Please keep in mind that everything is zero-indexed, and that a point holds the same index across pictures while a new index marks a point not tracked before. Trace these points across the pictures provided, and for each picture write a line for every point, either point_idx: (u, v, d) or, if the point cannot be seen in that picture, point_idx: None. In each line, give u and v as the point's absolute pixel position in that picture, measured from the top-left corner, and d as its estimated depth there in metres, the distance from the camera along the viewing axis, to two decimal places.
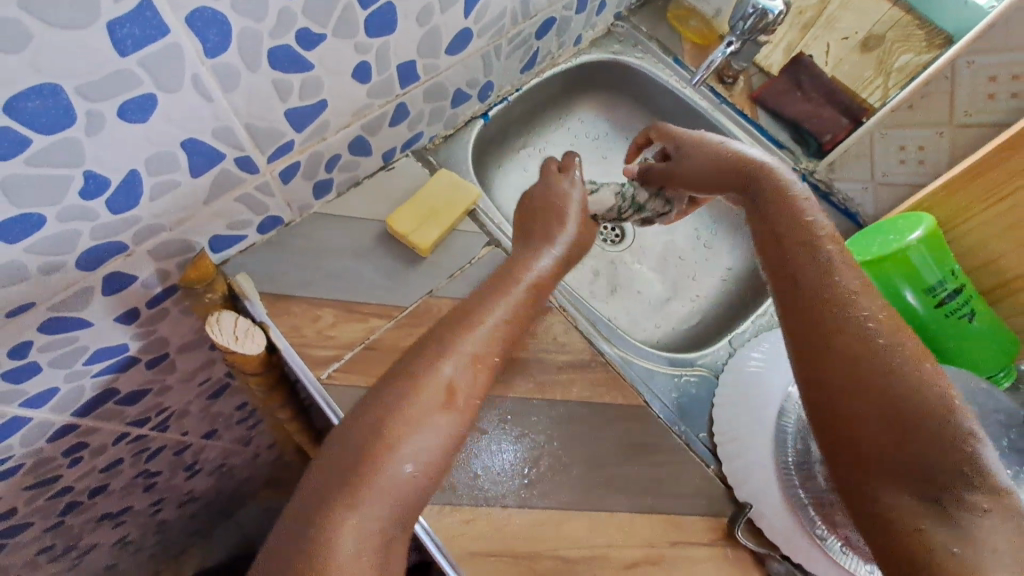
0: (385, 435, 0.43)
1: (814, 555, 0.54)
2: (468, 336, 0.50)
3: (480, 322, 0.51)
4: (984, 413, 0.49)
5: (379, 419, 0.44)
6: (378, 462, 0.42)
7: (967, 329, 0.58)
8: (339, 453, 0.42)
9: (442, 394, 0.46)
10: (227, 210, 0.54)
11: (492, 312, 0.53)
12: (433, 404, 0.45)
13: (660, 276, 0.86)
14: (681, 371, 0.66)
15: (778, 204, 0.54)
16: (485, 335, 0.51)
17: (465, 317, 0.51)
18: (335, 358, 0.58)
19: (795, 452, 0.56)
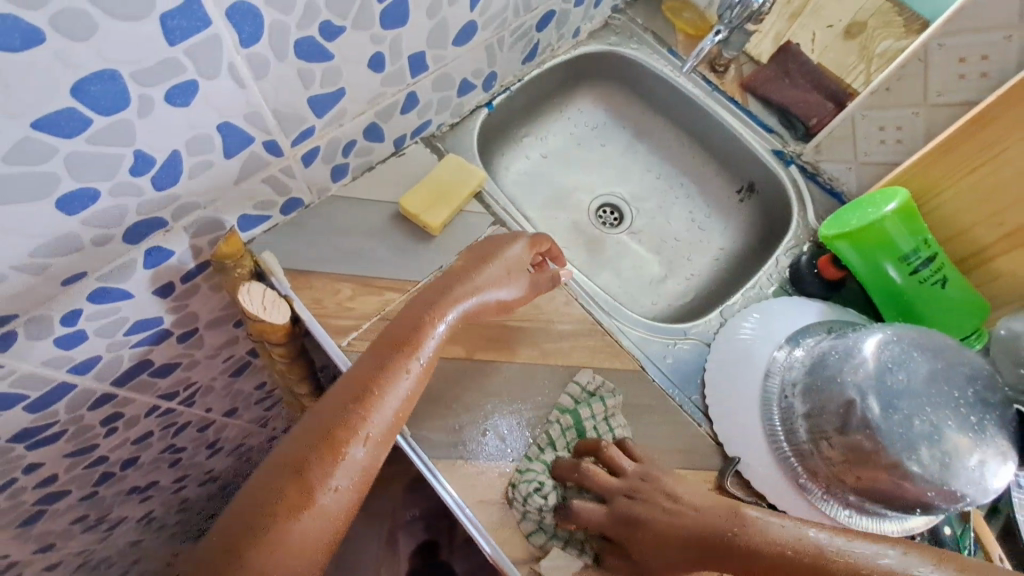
0: (267, 532, 0.44)
1: (798, 504, 0.58)
2: (356, 423, 0.49)
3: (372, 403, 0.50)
4: (953, 367, 0.53)
5: (263, 514, 0.45)
6: (261, 555, 0.44)
7: (939, 294, 0.63)
8: (223, 547, 0.44)
9: (324, 484, 0.47)
10: (254, 190, 0.59)
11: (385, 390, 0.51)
12: (309, 501, 0.46)
13: (656, 257, 0.92)
14: (674, 340, 0.70)
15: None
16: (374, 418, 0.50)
17: (350, 396, 0.50)
18: (354, 328, 0.63)
19: (780, 410, 0.61)
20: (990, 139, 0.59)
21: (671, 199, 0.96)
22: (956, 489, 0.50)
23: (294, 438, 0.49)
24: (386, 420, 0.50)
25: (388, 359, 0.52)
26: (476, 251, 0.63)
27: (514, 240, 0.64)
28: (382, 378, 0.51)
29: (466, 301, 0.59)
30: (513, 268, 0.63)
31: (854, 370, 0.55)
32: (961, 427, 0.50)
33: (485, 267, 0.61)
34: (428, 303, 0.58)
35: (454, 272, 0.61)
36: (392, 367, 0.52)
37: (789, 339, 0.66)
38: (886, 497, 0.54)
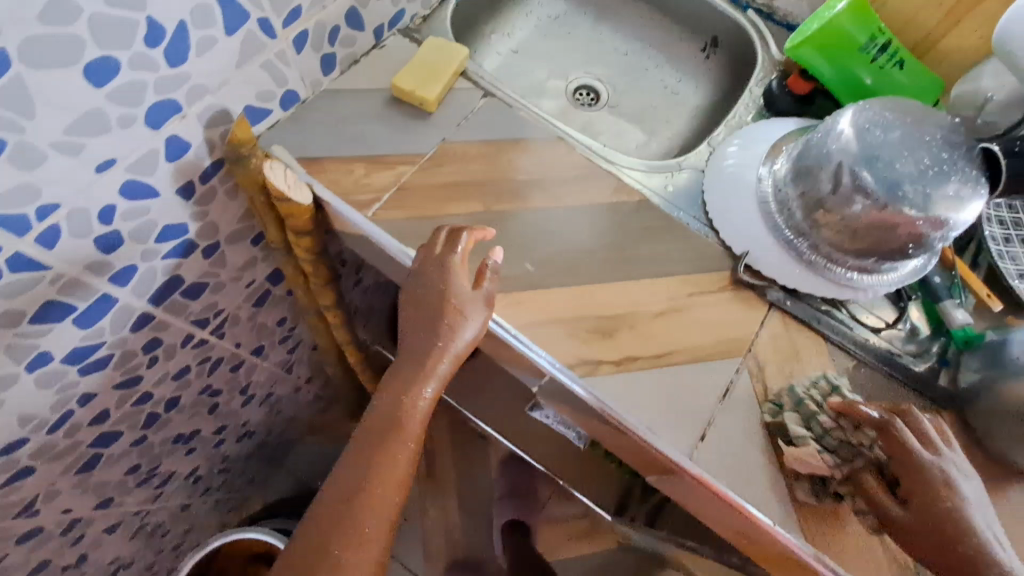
0: None
1: (804, 276, 0.65)
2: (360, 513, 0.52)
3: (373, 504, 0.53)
4: (922, 119, 0.60)
5: None
6: None
7: (896, 77, 0.69)
8: None
9: None
10: (255, 77, 0.61)
11: (383, 487, 0.54)
12: None
13: (637, 126, 0.96)
14: (671, 174, 0.74)
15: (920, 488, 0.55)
16: (382, 516, 0.53)
17: (356, 487, 0.53)
18: (375, 200, 0.66)
19: (777, 202, 0.67)
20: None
21: (642, 71, 1.00)
22: (937, 215, 0.57)
23: (304, 539, 0.52)
24: (389, 511, 0.54)
25: (378, 445, 0.55)
26: (424, 299, 0.60)
27: (450, 275, 0.59)
28: (379, 469, 0.54)
29: (445, 364, 0.58)
30: (467, 305, 0.59)
31: (835, 140, 0.61)
32: (933, 162, 0.57)
33: (450, 318, 0.58)
34: (407, 376, 0.58)
35: (415, 331, 0.59)
36: (389, 459, 0.54)
37: (774, 147, 0.72)
38: (879, 244, 0.60)
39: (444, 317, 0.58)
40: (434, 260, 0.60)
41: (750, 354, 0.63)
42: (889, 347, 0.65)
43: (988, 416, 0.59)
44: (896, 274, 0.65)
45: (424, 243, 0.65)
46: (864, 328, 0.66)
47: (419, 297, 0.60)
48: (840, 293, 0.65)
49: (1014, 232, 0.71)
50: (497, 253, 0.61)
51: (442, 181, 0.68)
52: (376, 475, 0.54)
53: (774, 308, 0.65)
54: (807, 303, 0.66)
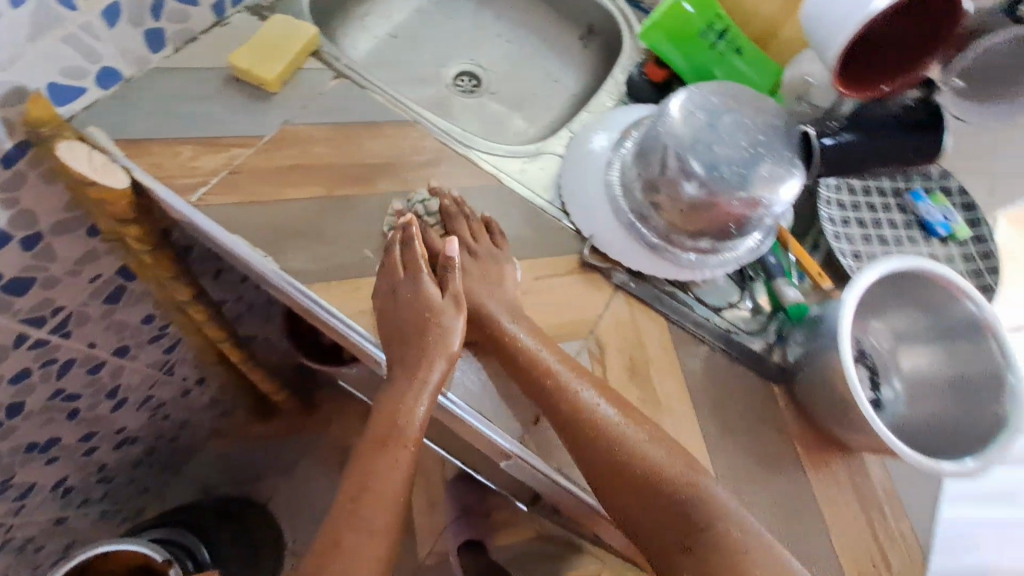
0: None
1: (646, 259, 0.66)
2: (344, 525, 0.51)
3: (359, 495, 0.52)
4: (744, 103, 0.62)
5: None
6: None
7: (735, 64, 0.72)
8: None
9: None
10: (57, 51, 0.57)
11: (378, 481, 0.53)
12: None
13: (517, 113, 0.95)
14: (529, 159, 0.74)
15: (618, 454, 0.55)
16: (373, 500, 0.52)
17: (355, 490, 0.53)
18: (201, 184, 0.62)
19: (620, 185, 0.68)
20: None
21: (524, 57, 1.00)
22: (754, 195, 0.59)
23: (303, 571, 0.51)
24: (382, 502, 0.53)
25: (371, 460, 0.54)
26: (407, 312, 0.58)
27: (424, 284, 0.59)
28: (378, 473, 0.53)
29: (438, 371, 0.56)
30: (444, 315, 0.59)
31: (664, 123, 0.62)
32: (749, 144, 0.60)
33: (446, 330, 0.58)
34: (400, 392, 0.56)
35: (405, 348, 0.57)
36: (385, 464, 0.54)
37: (627, 129, 0.73)
38: (711, 225, 0.63)
39: (438, 328, 0.58)
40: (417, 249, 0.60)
41: (592, 335, 0.64)
42: (728, 328, 0.67)
43: (808, 388, 0.62)
44: (734, 255, 0.67)
45: (256, 229, 0.61)
46: (705, 308, 0.68)
47: (396, 317, 0.58)
48: (680, 274, 0.67)
49: (851, 213, 0.76)
50: (452, 246, 0.61)
51: (280, 163, 0.65)
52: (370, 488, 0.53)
53: (619, 291, 0.67)
54: (652, 285, 0.67)
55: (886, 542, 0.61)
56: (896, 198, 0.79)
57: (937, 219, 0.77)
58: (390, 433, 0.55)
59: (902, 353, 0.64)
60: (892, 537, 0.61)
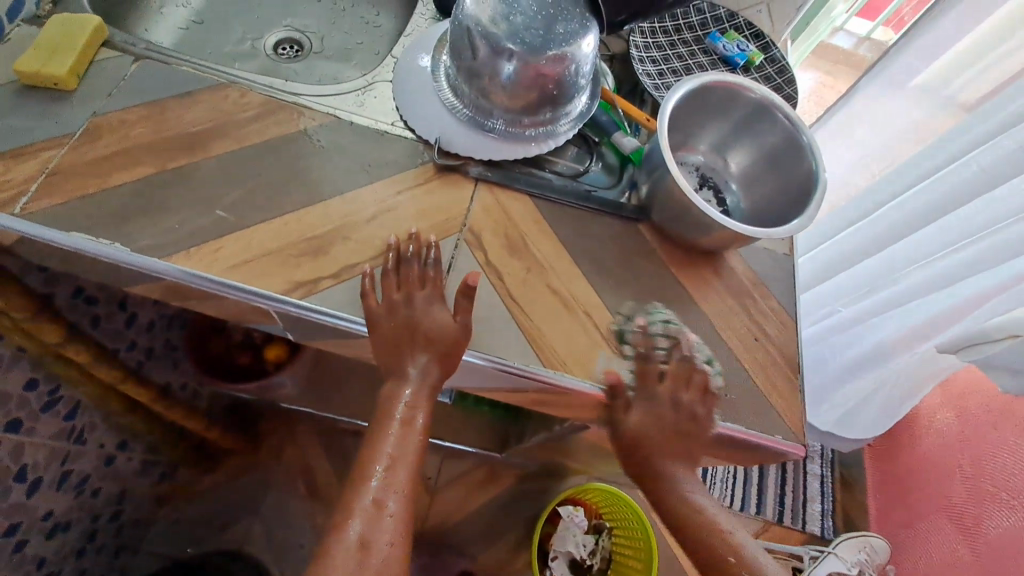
0: (334, 541, 0.54)
1: (495, 146, 0.70)
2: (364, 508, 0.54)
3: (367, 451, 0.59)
4: None
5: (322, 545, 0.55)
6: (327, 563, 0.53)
7: None
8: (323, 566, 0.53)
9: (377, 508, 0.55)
10: None
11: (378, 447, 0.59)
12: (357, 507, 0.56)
13: (348, 64, 0.96)
14: (362, 88, 0.75)
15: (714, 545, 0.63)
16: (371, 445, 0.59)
17: (362, 460, 0.59)
18: (19, 194, 0.58)
19: (449, 87, 0.72)
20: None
21: (340, 12, 1.00)
22: (557, 50, 0.63)
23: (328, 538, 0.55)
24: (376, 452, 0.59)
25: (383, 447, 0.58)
26: (400, 327, 0.60)
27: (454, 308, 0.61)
28: (379, 449, 0.59)
29: (426, 375, 0.60)
30: (436, 332, 0.60)
31: (461, 12, 0.66)
32: (542, 11, 0.64)
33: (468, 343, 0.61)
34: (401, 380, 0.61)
35: (398, 356, 0.61)
36: (386, 442, 0.59)
37: (441, 41, 0.78)
38: (533, 94, 0.67)
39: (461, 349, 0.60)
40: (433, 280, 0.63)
41: (467, 228, 0.67)
42: (588, 187, 0.73)
43: (664, 212, 0.69)
44: (569, 121, 0.72)
45: (96, 223, 0.59)
46: (562, 176, 0.73)
47: (398, 324, 0.60)
48: (529, 151, 0.71)
49: (664, 66, 0.84)
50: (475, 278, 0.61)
51: (101, 154, 0.62)
52: (376, 456, 0.58)
53: (480, 182, 0.70)
54: (508, 169, 0.72)
55: (760, 318, 0.70)
56: (699, 44, 0.88)
57: (734, 52, 0.87)
58: (402, 423, 0.60)
59: (733, 160, 0.73)
60: (764, 312, 0.70)
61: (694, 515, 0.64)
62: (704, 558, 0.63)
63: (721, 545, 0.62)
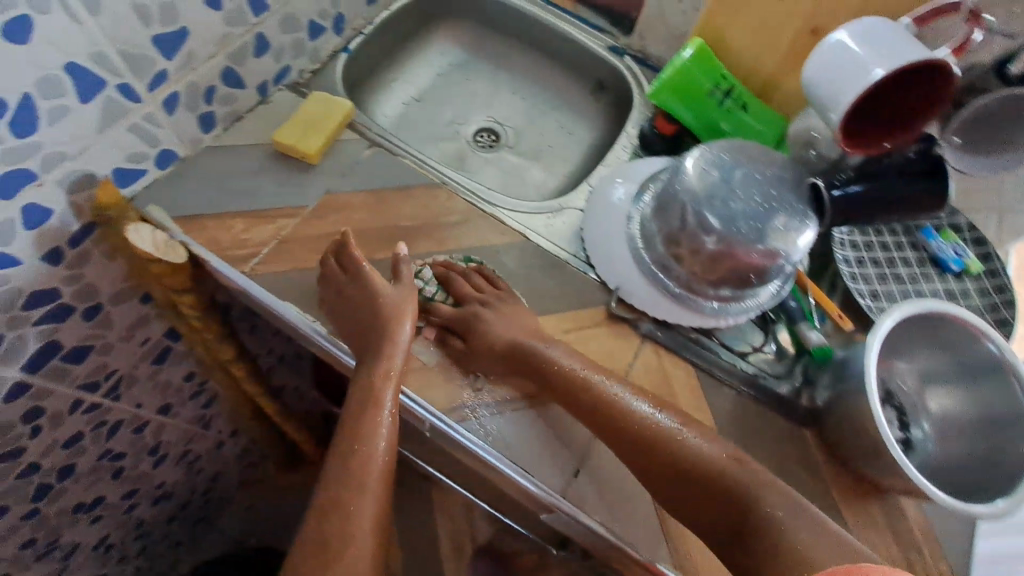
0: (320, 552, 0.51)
1: (673, 308, 0.68)
2: None
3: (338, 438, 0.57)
4: (753, 157, 0.67)
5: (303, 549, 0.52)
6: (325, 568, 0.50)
7: (744, 120, 0.76)
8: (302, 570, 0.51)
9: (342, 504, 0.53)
10: (121, 140, 0.62)
11: (347, 432, 0.57)
12: (332, 508, 0.53)
13: (536, 164, 1.00)
14: (552, 211, 0.79)
15: (728, 504, 0.54)
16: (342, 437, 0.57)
17: (337, 458, 0.56)
18: (254, 255, 0.67)
19: (640, 234, 0.72)
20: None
21: (540, 112, 1.05)
22: (770, 243, 0.62)
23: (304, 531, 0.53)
24: (348, 437, 0.57)
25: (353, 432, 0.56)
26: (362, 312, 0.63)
27: (373, 286, 0.63)
28: (355, 439, 0.56)
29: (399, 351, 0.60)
30: (391, 308, 0.63)
31: (679, 177, 0.67)
32: (763, 199, 0.63)
33: (512, 398, 0.64)
34: (371, 354, 0.60)
35: (367, 334, 0.62)
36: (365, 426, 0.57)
37: (643, 181, 0.78)
38: (727, 271, 0.66)
39: (385, 317, 0.62)
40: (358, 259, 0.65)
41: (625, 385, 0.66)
42: (755, 370, 0.69)
43: (840, 429, 0.63)
44: (756, 300, 0.69)
45: (307, 298, 0.66)
46: (731, 352, 0.70)
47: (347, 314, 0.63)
48: (706, 322, 0.68)
49: (865, 253, 0.78)
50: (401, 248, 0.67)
51: (324, 232, 0.70)
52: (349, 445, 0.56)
53: (647, 340, 0.69)
54: (679, 332, 0.69)
55: None
56: (908, 236, 0.81)
57: (948, 255, 0.79)
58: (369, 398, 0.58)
59: (929, 395, 0.66)
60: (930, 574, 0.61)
61: (607, 407, 0.60)
62: (676, 483, 0.56)
63: (665, 438, 0.57)
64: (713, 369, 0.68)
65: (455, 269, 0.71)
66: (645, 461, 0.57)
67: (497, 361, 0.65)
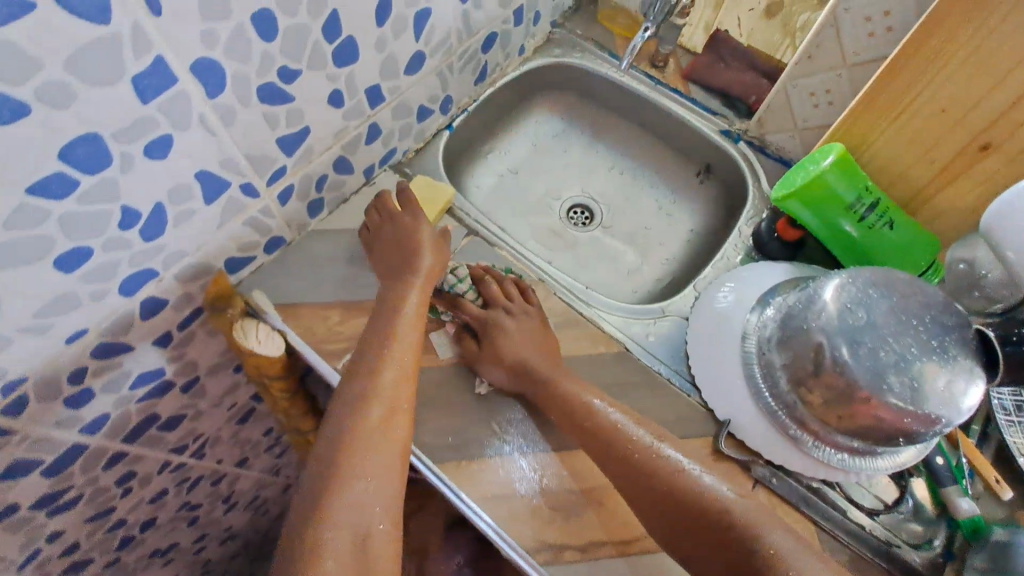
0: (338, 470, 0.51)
1: (793, 455, 0.62)
2: None
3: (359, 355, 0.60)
4: (908, 297, 0.57)
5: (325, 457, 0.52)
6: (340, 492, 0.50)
7: (887, 236, 0.68)
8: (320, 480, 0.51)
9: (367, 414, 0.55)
10: (237, 232, 0.63)
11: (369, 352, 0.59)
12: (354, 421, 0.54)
13: (631, 247, 0.95)
14: (653, 318, 0.74)
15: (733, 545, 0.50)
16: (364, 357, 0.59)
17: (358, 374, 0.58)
18: (347, 350, 0.67)
19: (760, 367, 0.64)
20: (926, 60, 0.60)
21: (638, 190, 1.00)
22: (926, 411, 0.53)
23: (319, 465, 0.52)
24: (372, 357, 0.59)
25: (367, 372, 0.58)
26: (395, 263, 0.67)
27: (416, 252, 0.67)
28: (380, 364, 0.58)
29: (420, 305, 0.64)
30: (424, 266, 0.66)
31: (817, 316, 0.59)
32: (922, 351, 0.55)
33: (596, 545, 0.58)
34: (394, 308, 0.63)
35: (390, 279, 0.66)
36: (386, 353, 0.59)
37: (760, 300, 0.70)
38: (866, 429, 0.57)
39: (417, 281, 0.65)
40: (405, 235, 0.69)
41: None
42: (886, 533, 0.61)
43: None
44: (893, 458, 0.62)
45: None
46: (858, 509, 0.63)
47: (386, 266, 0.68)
48: (832, 475, 0.62)
49: None
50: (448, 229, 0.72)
51: None
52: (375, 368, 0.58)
53: (759, 484, 0.63)
54: (795, 479, 0.63)
55: None
56: None
57: None
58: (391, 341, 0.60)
59: None
60: None
61: (597, 415, 0.60)
62: (676, 511, 0.53)
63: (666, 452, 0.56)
64: (835, 526, 0.61)
65: (492, 273, 0.72)
66: (628, 472, 0.56)
67: (504, 369, 0.65)
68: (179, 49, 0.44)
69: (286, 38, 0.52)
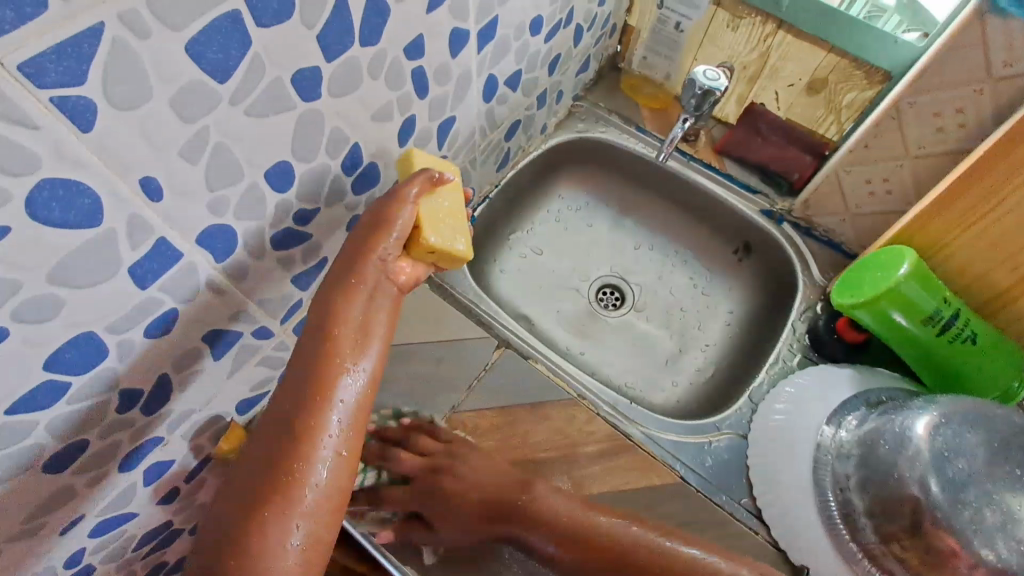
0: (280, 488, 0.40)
1: None
2: None
3: (313, 334, 0.42)
4: (1006, 441, 0.52)
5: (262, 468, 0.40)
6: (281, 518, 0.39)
7: (971, 350, 0.62)
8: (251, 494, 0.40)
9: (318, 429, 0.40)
10: (251, 374, 0.56)
11: (327, 334, 0.42)
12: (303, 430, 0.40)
13: (667, 334, 0.87)
14: (707, 438, 0.66)
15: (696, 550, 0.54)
16: (320, 342, 0.42)
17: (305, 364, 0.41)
18: (373, 498, 0.59)
19: (838, 505, 0.59)
20: (1010, 170, 0.55)
21: (671, 267, 0.93)
22: None
23: (236, 501, 0.40)
24: (322, 344, 0.42)
25: (305, 392, 0.41)
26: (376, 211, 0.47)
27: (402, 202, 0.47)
28: (330, 363, 0.41)
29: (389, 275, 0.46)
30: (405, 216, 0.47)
31: (909, 463, 0.53)
32: None
33: None
34: (348, 276, 0.44)
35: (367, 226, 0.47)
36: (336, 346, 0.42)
37: (829, 419, 0.63)
38: None
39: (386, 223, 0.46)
40: (383, 208, 0.47)
41: None
42: None
43: None
44: None
45: (430, 557, 0.57)
46: None
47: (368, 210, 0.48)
48: None
49: None
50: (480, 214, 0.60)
51: None
52: (329, 363, 0.41)
53: None
54: None
55: None
56: None
57: None
58: (333, 349, 0.42)
59: None
60: None
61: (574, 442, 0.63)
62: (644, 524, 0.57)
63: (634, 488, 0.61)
64: None
65: None
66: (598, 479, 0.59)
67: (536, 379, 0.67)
68: (182, 225, 0.38)
69: (302, 184, 0.46)
